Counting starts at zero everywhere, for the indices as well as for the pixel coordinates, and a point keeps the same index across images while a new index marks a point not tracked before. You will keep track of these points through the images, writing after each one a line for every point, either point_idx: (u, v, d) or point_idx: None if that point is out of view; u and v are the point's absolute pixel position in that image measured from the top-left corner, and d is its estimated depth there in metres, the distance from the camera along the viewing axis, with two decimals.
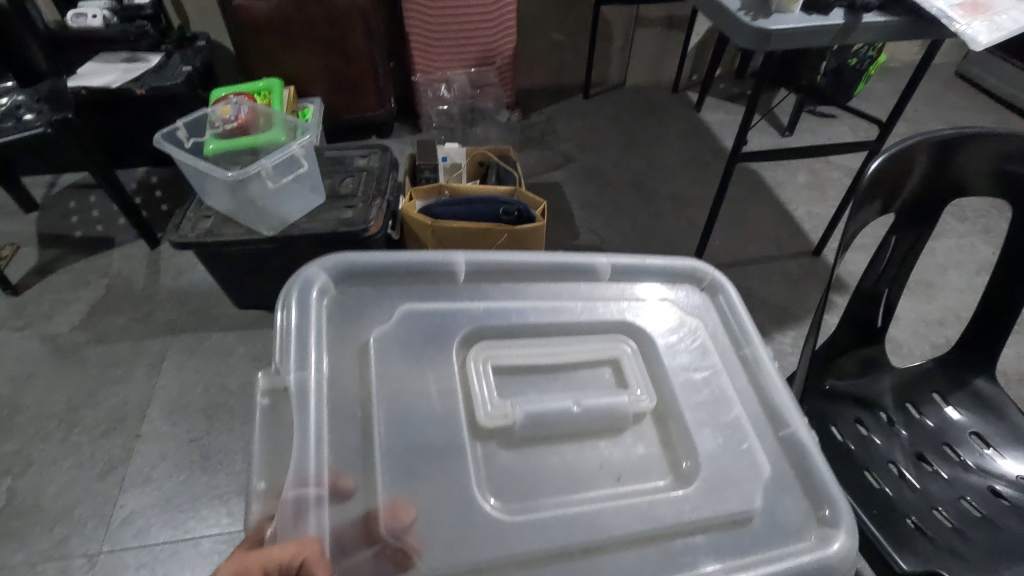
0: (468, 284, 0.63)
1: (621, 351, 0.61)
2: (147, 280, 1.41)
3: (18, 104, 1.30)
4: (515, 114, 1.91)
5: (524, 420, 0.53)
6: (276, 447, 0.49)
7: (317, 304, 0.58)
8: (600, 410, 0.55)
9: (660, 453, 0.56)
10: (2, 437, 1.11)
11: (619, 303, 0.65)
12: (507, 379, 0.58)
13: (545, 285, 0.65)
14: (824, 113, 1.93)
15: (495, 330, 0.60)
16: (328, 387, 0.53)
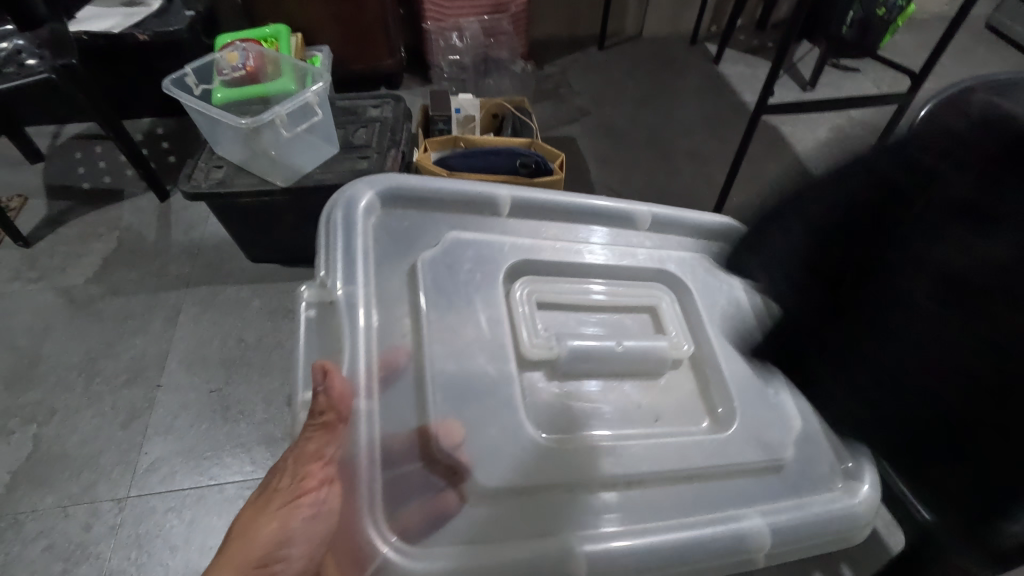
0: (513, 218, 0.66)
1: (658, 299, 0.66)
2: (159, 233, 1.39)
3: (19, 49, 1.26)
4: (528, 65, 1.85)
5: (570, 354, 0.57)
6: (331, 352, 0.51)
7: (363, 219, 0.60)
8: (641, 348, 0.60)
9: (697, 400, 0.61)
10: (24, 386, 1.12)
11: (651, 251, 0.70)
12: (550, 316, 0.62)
13: (582, 227, 0.68)
14: (848, 66, 1.86)
15: (540, 265, 0.63)
16: (375, 298, 0.55)
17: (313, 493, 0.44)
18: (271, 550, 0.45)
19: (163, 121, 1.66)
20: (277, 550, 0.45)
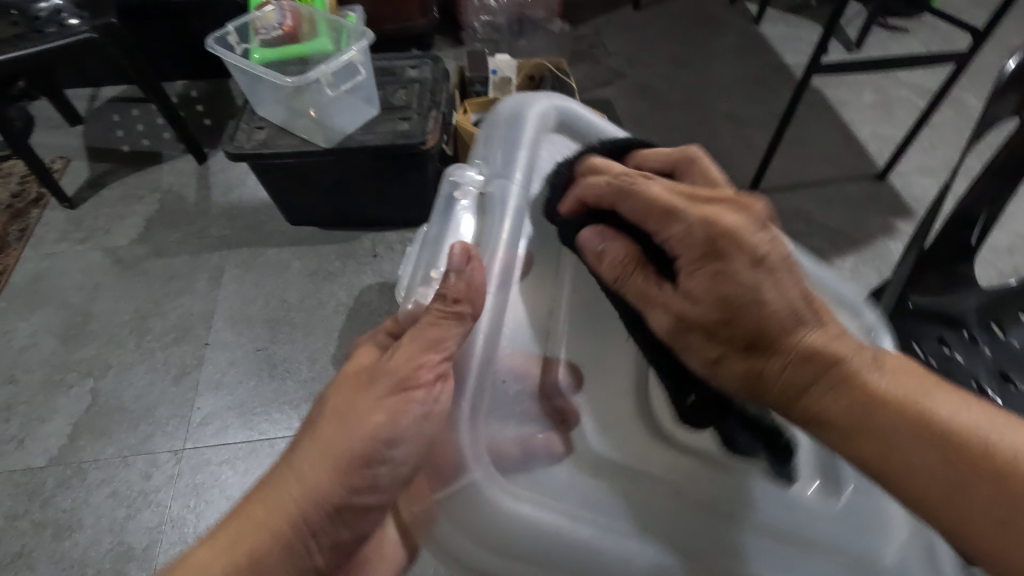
0: None
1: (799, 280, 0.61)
2: (198, 195, 1.41)
3: (57, 8, 1.25)
4: (563, 25, 1.80)
5: None
6: (475, 236, 0.56)
7: (526, 124, 0.61)
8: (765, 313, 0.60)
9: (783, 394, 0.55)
10: (79, 342, 1.16)
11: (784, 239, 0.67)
12: None
13: None
14: (896, 25, 1.78)
15: None
16: (529, 209, 0.56)
17: (424, 389, 0.43)
18: (369, 446, 0.43)
19: (196, 83, 1.65)
20: (381, 447, 0.43)
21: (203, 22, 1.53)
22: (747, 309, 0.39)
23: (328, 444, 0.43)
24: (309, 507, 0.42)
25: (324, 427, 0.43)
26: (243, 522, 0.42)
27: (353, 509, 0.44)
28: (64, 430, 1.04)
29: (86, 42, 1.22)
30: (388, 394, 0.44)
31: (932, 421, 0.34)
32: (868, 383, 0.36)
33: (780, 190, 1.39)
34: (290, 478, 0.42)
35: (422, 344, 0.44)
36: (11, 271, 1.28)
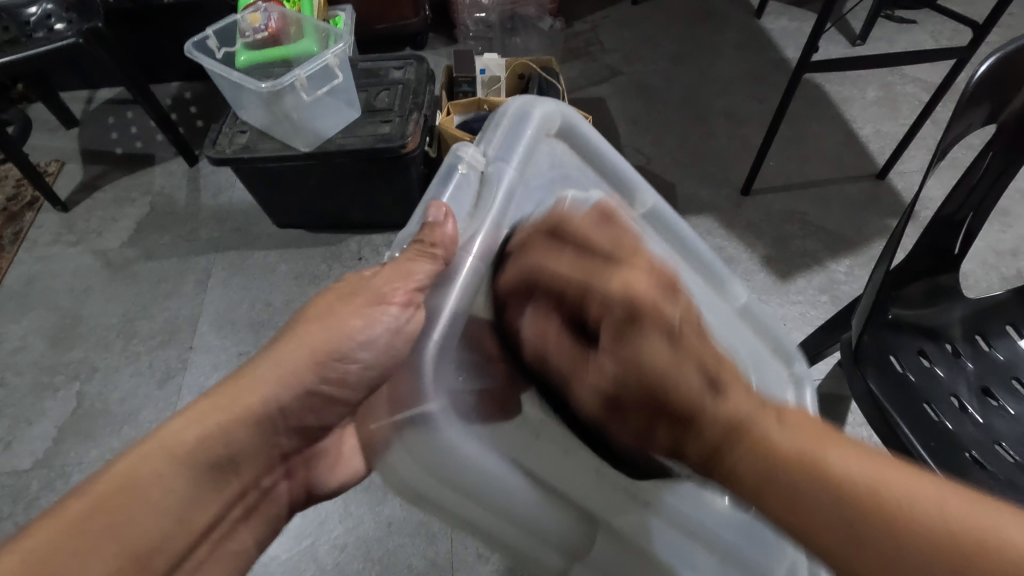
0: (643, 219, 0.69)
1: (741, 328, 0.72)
2: (188, 197, 1.42)
3: (46, 13, 1.25)
4: (558, 21, 1.77)
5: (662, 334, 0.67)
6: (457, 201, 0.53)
7: (532, 123, 0.59)
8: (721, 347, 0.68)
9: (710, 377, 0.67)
10: (68, 344, 1.17)
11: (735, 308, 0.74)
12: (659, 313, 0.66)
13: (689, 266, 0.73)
14: (903, 18, 1.72)
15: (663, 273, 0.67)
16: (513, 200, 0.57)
17: (397, 306, 0.49)
18: (346, 344, 0.50)
19: (191, 85, 1.65)
20: (353, 348, 0.50)
21: (193, 23, 1.53)
22: (663, 382, 0.44)
23: (304, 338, 0.50)
24: (282, 389, 0.49)
25: (310, 326, 0.51)
26: (213, 402, 0.47)
27: (322, 401, 0.52)
28: (50, 432, 1.06)
29: (74, 48, 1.22)
30: (367, 305, 0.50)
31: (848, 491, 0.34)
32: (763, 447, 0.38)
33: (775, 190, 1.36)
34: (264, 364, 0.49)
35: (396, 274, 0.49)
36: (4, 274, 1.30)
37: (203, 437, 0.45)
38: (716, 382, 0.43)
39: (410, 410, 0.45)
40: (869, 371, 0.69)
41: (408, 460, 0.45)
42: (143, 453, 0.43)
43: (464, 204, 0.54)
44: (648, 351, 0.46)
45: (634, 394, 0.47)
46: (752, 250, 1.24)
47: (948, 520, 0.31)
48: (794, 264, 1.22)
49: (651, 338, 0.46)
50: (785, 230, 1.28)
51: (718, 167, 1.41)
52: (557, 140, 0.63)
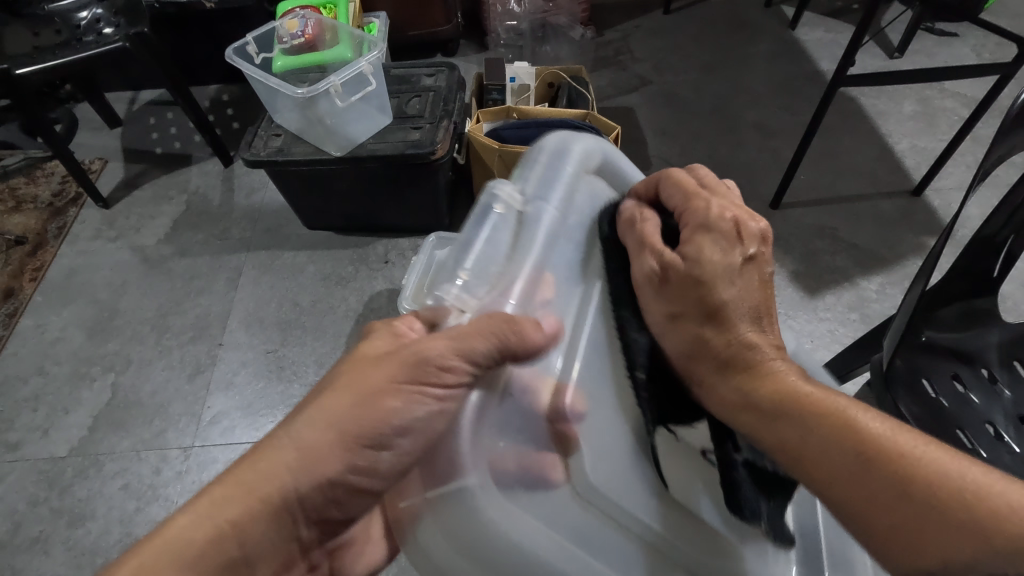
0: None
1: None
2: (223, 197, 1.45)
3: (96, 17, 1.30)
4: (589, 30, 1.78)
5: None
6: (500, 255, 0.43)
7: (568, 160, 0.51)
8: None
9: None
10: (104, 337, 1.22)
11: None
12: None
13: None
14: (943, 31, 1.68)
15: None
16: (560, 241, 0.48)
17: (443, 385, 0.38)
18: (382, 430, 0.40)
19: (228, 87, 1.70)
20: (388, 434, 0.40)
21: (232, 28, 1.58)
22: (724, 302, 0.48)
23: (332, 418, 0.40)
24: (303, 478, 0.40)
25: (334, 396, 0.41)
26: (231, 490, 0.40)
27: (347, 492, 0.42)
28: (85, 422, 1.10)
29: (120, 51, 1.27)
30: (407, 378, 0.40)
31: (867, 438, 0.39)
32: (781, 390, 0.45)
33: (805, 205, 1.34)
34: (283, 445, 0.41)
35: (455, 336, 0.39)
36: (47, 267, 1.35)
37: (215, 535, 0.39)
38: (763, 323, 0.50)
39: (443, 485, 0.35)
40: (901, 395, 0.68)
41: (444, 539, 0.35)
42: (145, 558, 0.37)
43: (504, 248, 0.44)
44: (711, 254, 0.48)
45: (696, 306, 0.48)
46: (780, 265, 1.23)
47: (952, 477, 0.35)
48: (823, 281, 1.19)
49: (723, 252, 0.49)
50: (815, 245, 1.26)
51: (746, 179, 1.39)
52: (596, 178, 0.55)
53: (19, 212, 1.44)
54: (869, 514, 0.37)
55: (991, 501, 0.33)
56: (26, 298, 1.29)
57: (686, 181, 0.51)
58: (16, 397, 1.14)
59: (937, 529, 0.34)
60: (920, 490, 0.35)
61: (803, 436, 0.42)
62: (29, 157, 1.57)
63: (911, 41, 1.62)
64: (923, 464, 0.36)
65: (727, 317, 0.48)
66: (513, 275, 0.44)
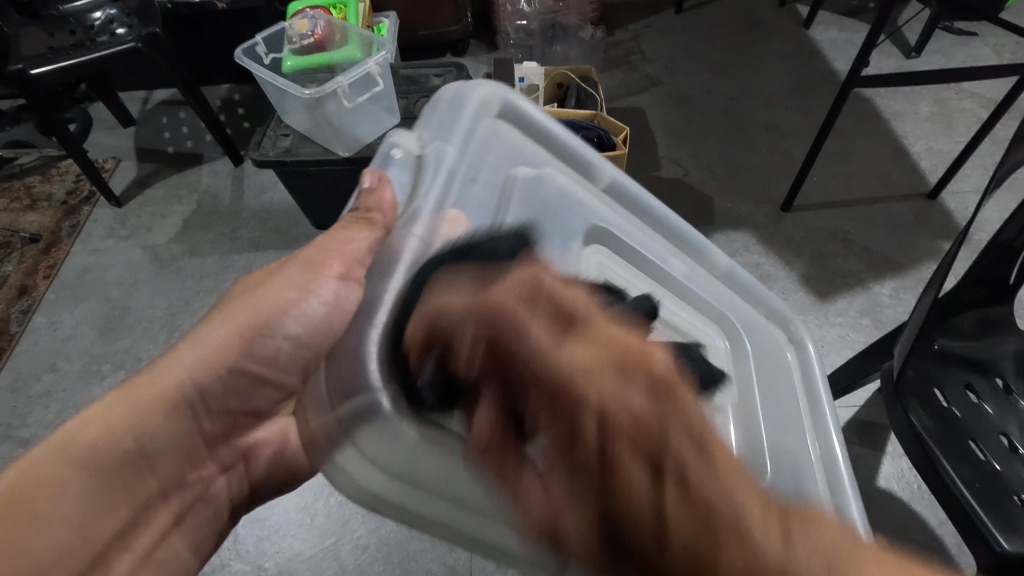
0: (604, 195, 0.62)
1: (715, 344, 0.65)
2: (233, 197, 1.47)
3: (110, 18, 1.31)
4: (600, 30, 1.76)
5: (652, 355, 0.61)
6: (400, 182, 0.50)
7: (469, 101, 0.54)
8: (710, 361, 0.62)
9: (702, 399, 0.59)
10: (116, 334, 1.23)
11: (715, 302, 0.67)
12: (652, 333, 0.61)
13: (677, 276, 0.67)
14: (962, 31, 1.65)
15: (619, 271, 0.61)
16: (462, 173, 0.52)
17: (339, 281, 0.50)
18: (274, 320, 0.54)
19: (239, 87, 1.71)
20: (284, 324, 0.54)
21: (243, 28, 1.59)
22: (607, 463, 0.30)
23: (230, 318, 0.54)
24: (201, 370, 0.53)
25: (240, 308, 0.54)
26: (136, 393, 0.51)
27: (244, 382, 0.56)
28: None
29: (133, 52, 1.29)
30: (302, 281, 0.53)
31: (858, 568, 0.27)
32: (751, 560, 0.27)
33: (817, 207, 1.32)
34: (194, 347, 0.53)
35: (341, 245, 0.50)
36: (61, 265, 1.36)
37: (107, 432, 0.48)
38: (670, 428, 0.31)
39: (352, 397, 0.39)
40: (912, 405, 0.66)
41: (370, 462, 0.38)
42: (47, 459, 0.45)
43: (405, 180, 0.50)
44: (610, 402, 0.30)
45: (600, 494, 0.30)
46: (790, 268, 1.21)
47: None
48: (834, 285, 1.17)
49: (576, 362, 0.32)
50: (826, 249, 1.24)
51: (757, 182, 1.38)
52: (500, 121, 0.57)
53: (33, 210, 1.46)
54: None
55: None
56: (40, 296, 1.31)
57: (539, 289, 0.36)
58: (29, 393, 1.16)
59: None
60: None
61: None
62: (44, 156, 1.59)
63: (929, 40, 1.59)
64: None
65: (628, 451, 0.30)
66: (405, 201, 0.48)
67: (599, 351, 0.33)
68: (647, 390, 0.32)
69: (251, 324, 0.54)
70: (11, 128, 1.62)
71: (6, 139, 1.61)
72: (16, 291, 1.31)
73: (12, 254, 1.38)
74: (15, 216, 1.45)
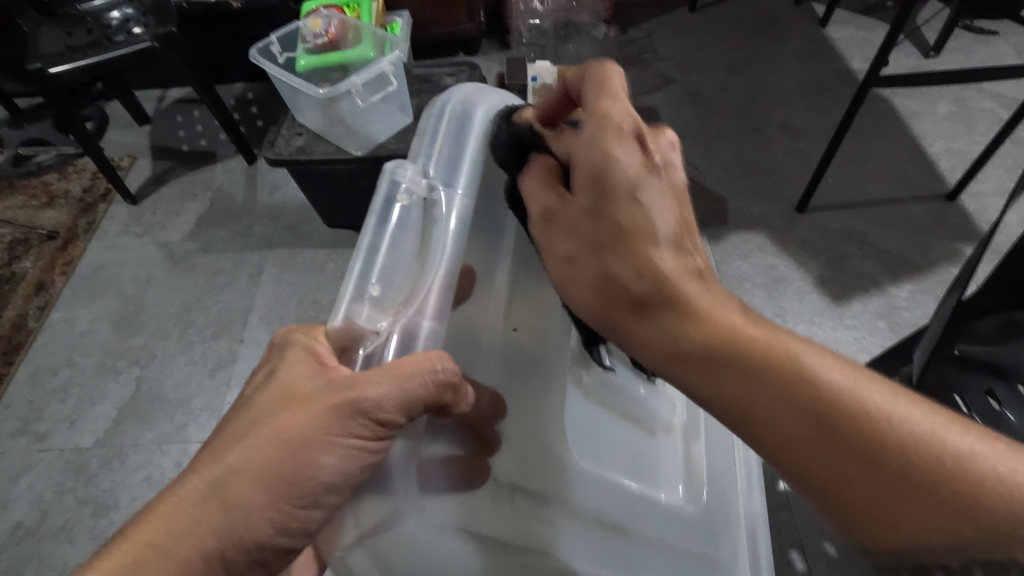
0: None
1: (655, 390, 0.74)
2: (246, 195, 1.47)
3: (126, 17, 1.33)
4: (613, 29, 1.76)
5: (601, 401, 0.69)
6: (409, 251, 0.47)
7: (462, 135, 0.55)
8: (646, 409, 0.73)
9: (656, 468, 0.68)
10: (131, 330, 1.24)
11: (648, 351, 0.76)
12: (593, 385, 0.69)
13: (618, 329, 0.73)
14: (983, 28, 1.62)
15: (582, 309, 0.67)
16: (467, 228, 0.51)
17: (372, 432, 0.39)
18: (305, 481, 0.39)
19: (253, 86, 1.72)
20: (320, 490, 0.40)
21: (258, 27, 1.59)
22: (624, 266, 0.42)
23: (267, 475, 0.39)
24: (228, 542, 0.39)
25: (280, 463, 0.39)
26: (145, 561, 0.37)
27: (275, 553, 0.42)
28: (110, 413, 1.12)
29: (149, 52, 1.29)
30: (343, 435, 0.39)
31: (820, 398, 0.34)
32: (722, 334, 0.38)
33: (833, 208, 1.30)
34: (204, 503, 0.39)
35: (389, 372, 0.39)
36: (77, 261, 1.38)
37: None
38: (679, 243, 0.42)
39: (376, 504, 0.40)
40: None
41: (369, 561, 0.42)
42: None
43: (408, 251, 0.47)
44: (622, 165, 0.42)
45: (623, 240, 0.42)
46: (805, 270, 1.20)
47: (919, 431, 0.32)
48: (850, 287, 1.16)
49: (629, 159, 0.42)
50: (841, 250, 1.22)
51: (772, 182, 1.36)
52: (492, 156, 0.57)
53: (50, 208, 1.48)
54: (815, 477, 0.34)
55: (989, 498, 0.29)
56: (57, 292, 1.33)
57: (604, 76, 0.44)
58: (46, 388, 1.17)
59: (884, 489, 0.31)
60: (895, 464, 0.31)
61: (729, 395, 0.37)
62: (62, 153, 1.61)
63: (948, 39, 1.57)
64: (883, 425, 0.32)
65: (641, 238, 0.41)
66: (427, 282, 0.45)
67: (655, 164, 0.42)
68: (681, 204, 0.44)
69: (287, 486, 0.39)
70: (28, 126, 1.64)
71: (23, 136, 1.63)
72: (33, 287, 1.33)
73: (29, 250, 1.40)
74: (32, 213, 1.47)
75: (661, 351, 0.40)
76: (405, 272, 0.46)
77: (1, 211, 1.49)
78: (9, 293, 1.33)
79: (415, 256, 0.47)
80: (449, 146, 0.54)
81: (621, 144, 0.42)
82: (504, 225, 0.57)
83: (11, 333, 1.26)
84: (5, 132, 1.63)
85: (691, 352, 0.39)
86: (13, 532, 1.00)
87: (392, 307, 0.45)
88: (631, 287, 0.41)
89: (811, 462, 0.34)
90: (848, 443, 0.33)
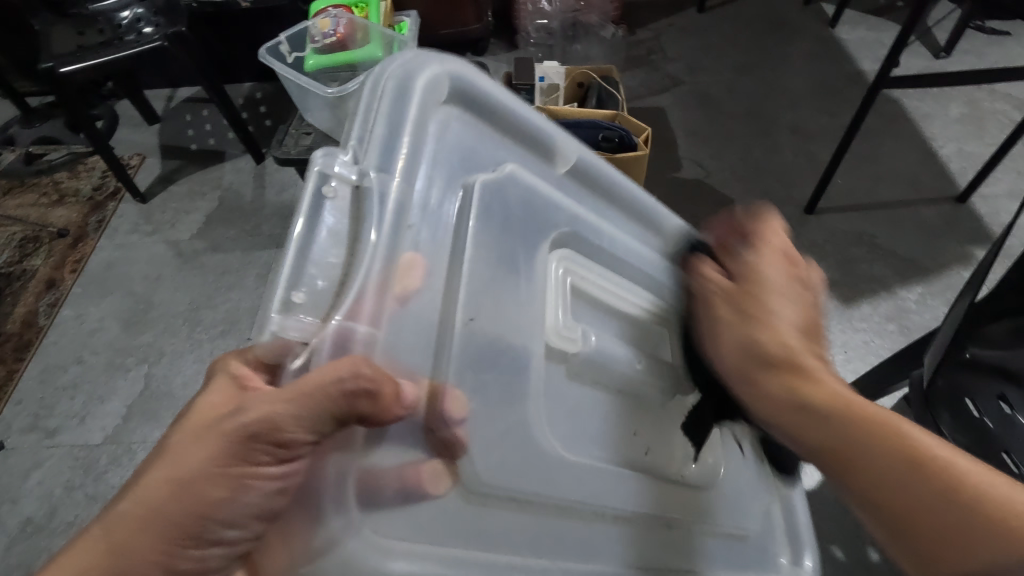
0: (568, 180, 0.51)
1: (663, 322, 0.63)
2: (255, 194, 1.48)
3: (137, 17, 1.33)
4: (621, 29, 1.76)
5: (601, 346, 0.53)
6: (330, 252, 0.33)
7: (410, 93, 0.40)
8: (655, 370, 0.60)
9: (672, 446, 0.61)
10: (140, 328, 1.25)
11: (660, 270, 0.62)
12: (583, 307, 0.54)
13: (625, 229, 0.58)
14: (995, 30, 1.61)
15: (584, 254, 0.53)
16: (420, 212, 0.38)
17: (281, 463, 0.32)
18: (210, 519, 0.34)
19: (261, 85, 1.73)
20: (221, 522, 0.34)
21: (267, 27, 1.60)
22: (766, 341, 0.45)
23: (153, 510, 0.33)
24: None
25: (154, 489, 0.34)
26: None
27: None
28: (119, 411, 1.13)
29: (160, 50, 1.30)
30: (236, 462, 0.33)
31: (908, 443, 0.38)
32: (849, 416, 0.40)
33: (842, 210, 1.29)
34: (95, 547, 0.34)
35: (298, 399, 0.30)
36: (87, 260, 1.39)
37: None
38: (807, 331, 0.47)
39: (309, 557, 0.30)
40: (942, 413, 0.65)
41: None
42: None
43: (332, 251, 0.34)
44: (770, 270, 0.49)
45: (744, 306, 0.48)
46: None
47: (980, 483, 0.35)
48: (859, 290, 1.15)
49: (789, 286, 0.49)
50: (850, 253, 1.22)
51: (780, 184, 1.35)
52: (454, 107, 0.43)
53: (61, 206, 1.49)
54: (910, 536, 0.36)
55: None
56: (67, 290, 1.34)
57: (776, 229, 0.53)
58: (56, 385, 1.18)
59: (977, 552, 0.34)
60: (949, 481, 0.36)
61: (846, 449, 0.39)
62: (72, 152, 1.62)
63: (959, 40, 1.56)
64: (964, 474, 0.36)
65: (767, 308, 0.46)
66: (355, 287, 0.32)
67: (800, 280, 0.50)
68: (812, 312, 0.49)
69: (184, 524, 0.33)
70: (40, 124, 1.63)
71: (36, 134, 1.62)
72: (44, 285, 1.34)
73: (40, 248, 1.41)
74: (43, 211, 1.48)
75: (793, 410, 0.42)
76: (334, 254, 0.33)
77: (12, 209, 1.50)
78: (20, 291, 1.34)
79: (344, 246, 0.34)
80: (413, 95, 0.40)
81: (771, 266, 0.49)
82: (467, 180, 0.42)
83: (22, 331, 1.27)
84: (16, 130, 1.62)
85: (799, 394, 0.43)
86: (23, 528, 1.01)
87: (321, 314, 0.32)
88: (750, 337, 0.46)
89: (904, 507, 0.37)
90: (932, 481, 0.36)
